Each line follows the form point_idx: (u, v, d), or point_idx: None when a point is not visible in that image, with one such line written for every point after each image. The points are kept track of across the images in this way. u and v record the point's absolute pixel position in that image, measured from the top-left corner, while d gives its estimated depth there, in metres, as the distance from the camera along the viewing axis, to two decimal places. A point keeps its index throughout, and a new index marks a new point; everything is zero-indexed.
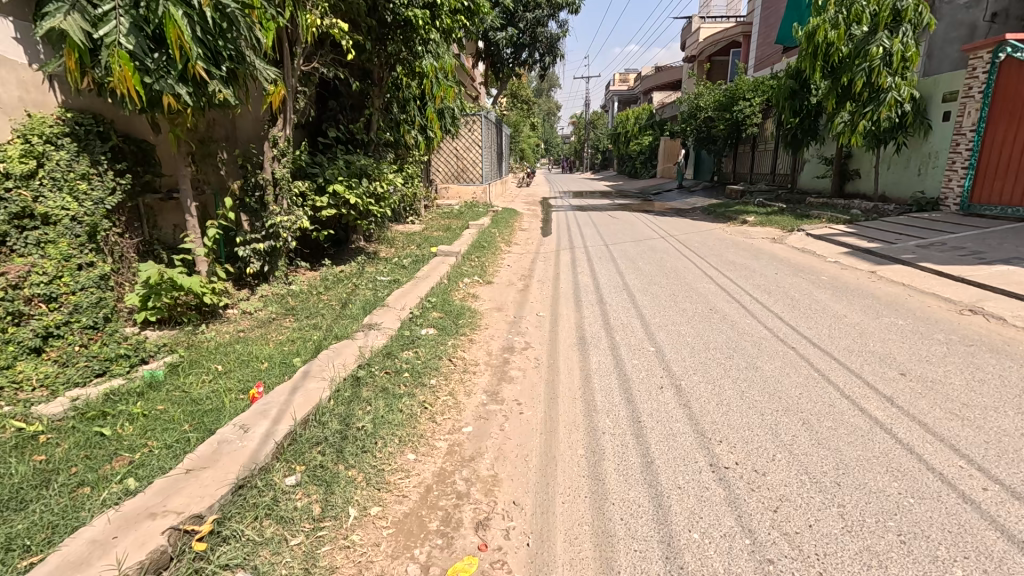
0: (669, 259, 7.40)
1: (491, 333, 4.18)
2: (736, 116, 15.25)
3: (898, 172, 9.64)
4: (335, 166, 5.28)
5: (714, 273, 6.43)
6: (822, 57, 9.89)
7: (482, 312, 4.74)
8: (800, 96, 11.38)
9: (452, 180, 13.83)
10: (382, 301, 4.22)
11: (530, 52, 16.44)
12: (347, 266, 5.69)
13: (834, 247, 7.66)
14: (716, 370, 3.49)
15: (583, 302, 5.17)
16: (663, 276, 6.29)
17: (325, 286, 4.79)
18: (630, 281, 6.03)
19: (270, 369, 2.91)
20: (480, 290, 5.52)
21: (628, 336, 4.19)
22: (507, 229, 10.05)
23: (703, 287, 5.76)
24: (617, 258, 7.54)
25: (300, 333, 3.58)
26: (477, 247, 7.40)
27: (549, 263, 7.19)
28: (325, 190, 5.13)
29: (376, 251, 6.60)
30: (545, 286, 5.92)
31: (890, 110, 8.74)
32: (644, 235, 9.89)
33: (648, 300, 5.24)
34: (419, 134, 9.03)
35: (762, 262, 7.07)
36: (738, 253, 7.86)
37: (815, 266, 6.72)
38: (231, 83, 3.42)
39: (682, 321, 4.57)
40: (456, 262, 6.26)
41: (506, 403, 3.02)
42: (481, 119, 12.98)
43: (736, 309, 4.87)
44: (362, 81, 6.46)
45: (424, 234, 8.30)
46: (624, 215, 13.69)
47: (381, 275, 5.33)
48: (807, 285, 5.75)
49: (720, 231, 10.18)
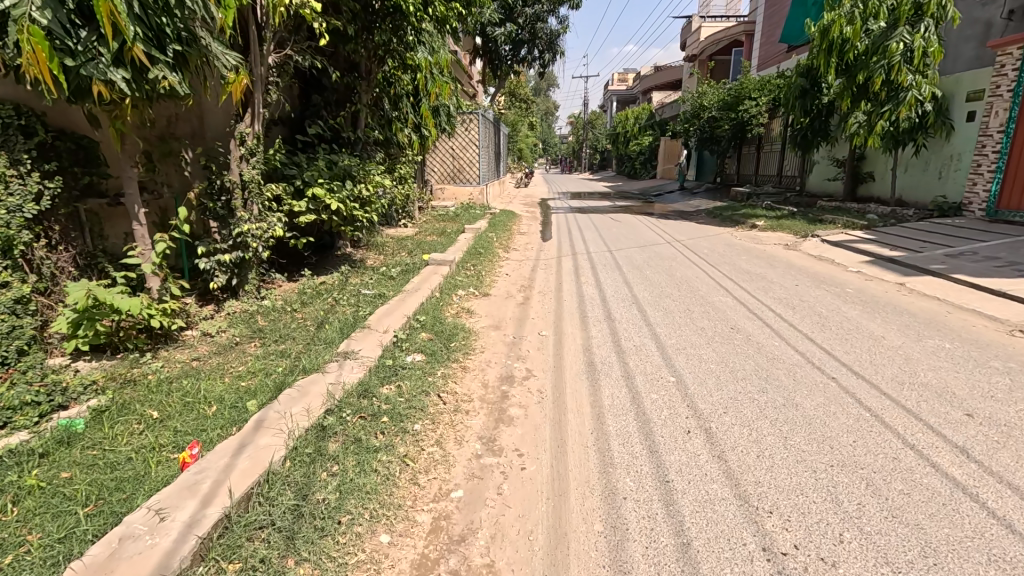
0: (679, 267, 6.90)
1: (487, 359, 3.67)
2: (742, 116, 14.79)
3: (917, 175, 9.18)
4: (317, 167, 4.77)
5: (729, 284, 5.94)
6: (837, 54, 9.44)
7: (477, 332, 4.23)
8: (811, 95, 10.95)
9: (449, 181, 13.31)
10: (364, 321, 3.73)
11: (529, 49, 15.95)
12: (329, 276, 5.17)
13: (854, 256, 7.19)
14: (749, 409, 2.99)
15: (590, 319, 4.66)
16: (675, 287, 5.80)
17: (302, 301, 4.29)
18: (640, 294, 5.52)
19: (216, 416, 2.39)
20: (476, 304, 5.02)
21: (643, 362, 3.69)
22: (506, 233, 9.54)
23: (720, 300, 5.26)
24: (623, 266, 7.04)
25: (264, 363, 3.05)
26: (473, 254, 6.90)
27: (551, 272, 6.68)
28: (304, 193, 4.62)
29: (363, 259, 6.08)
30: (547, 298, 5.41)
31: (910, 109, 8.29)
32: (649, 239, 9.40)
33: (662, 317, 4.74)
34: (412, 133, 8.50)
35: (779, 272, 6.58)
36: (752, 261, 7.37)
37: (837, 276, 6.23)
38: (181, 69, 2.89)
39: (702, 343, 4.08)
40: (450, 271, 5.75)
41: (505, 455, 2.51)
42: (478, 117, 12.48)
43: (760, 329, 4.37)
44: (348, 74, 5.94)
45: (417, 239, 7.77)
46: (626, 218, 13.20)
47: (367, 287, 4.83)
48: (834, 300, 5.26)
49: (729, 235, 9.70)
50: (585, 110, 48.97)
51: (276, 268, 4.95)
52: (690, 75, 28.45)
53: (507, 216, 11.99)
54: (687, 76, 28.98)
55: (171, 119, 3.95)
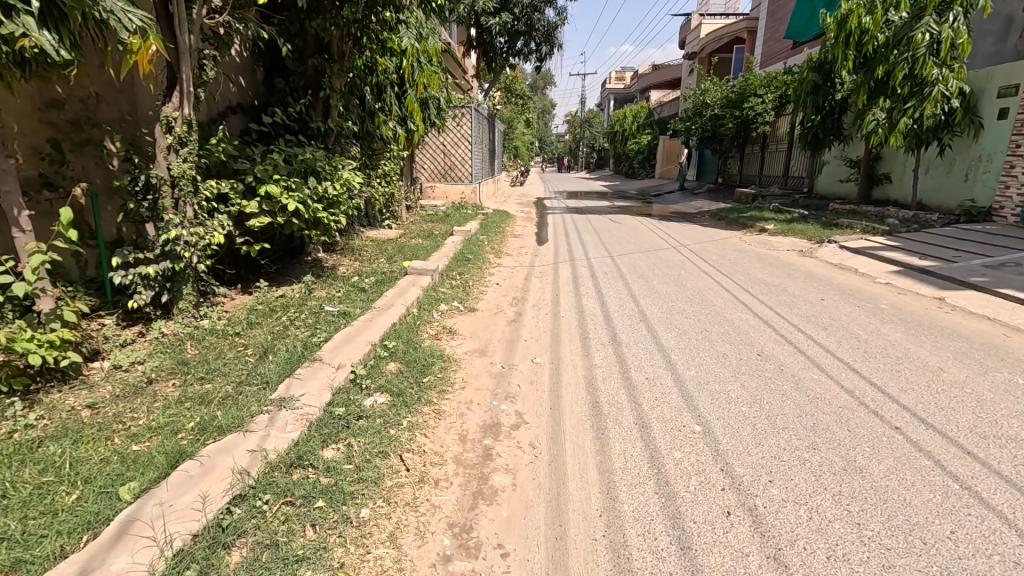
0: (688, 276, 6.24)
1: (468, 398, 2.98)
2: (746, 114, 14.16)
3: (940, 177, 8.56)
4: (272, 161, 4.08)
5: (747, 297, 5.28)
6: (854, 46, 8.85)
7: (458, 360, 3.53)
8: (823, 91, 10.32)
9: (439, 179, 12.58)
10: (318, 351, 3.04)
11: (525, 41, 15.28)
12: (289, 288, 4.47)
13: (880, 265, 6.55)
14: (801, 478, 2.32)
15: (592, 342, 3.98)
16: (686, 301, 5.14)
17: (251, 321, 3.59)
18: (648, 309, 4.85)
19: (71, 510, 1.68)
20: (459, 321, 4.33)
21: (658, 404, 3.01)
22: (498, 235, 8.84)
23: (739, 318, 4.60)
24: (627, 274, 6.38)
25: (173, 415, 2.35)
26: (460, 260, 6.20)
27: (547, 280, 6.01)
28: (257, 192, 3.92)
29: (334, 266, 5.37)
30: (542, 313, 4.73)
31: (935, 105, 7.66)
32: (653, 243, 8.74)
33: (675, 339, 4.07)
34: (397, 126, 7.79)
35: (800, 282, 5.93)
36: (767, 269, 6.70)
37: (866, 289, 5.59)
38: (57, 26, 2.17)
39: (727, 375, 3.41)
40: (432, 281, 5.04)
41: (483, 559, 1.83)
42: (471, 111, 11.79)
43: (792, 357, 3.70)
44: (318, 56, 5.23)
45: (399, 243, 7.06)
46: (626, 219, 12.54)
47: (331, 304, 4.12)
48: (870, 318, 4.61)
49: (737, 240, 9.06)
50: (582, 108, 48.29)
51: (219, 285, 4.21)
52: (689, 73, 27.81)
53: (501, 216, 11.28)
54: (686, 74, 28.39)
55: (89, 101, 3.25)
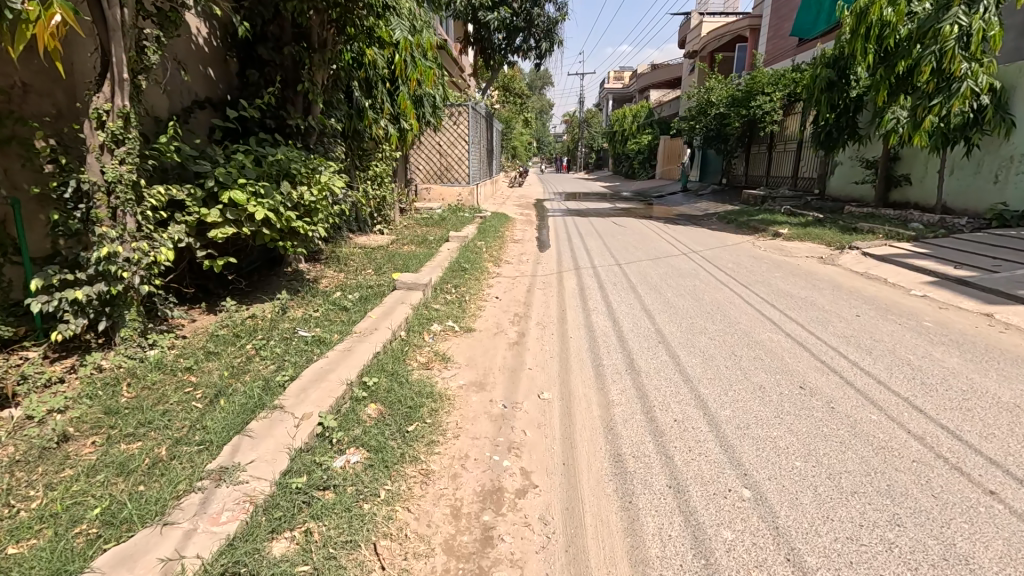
0: (705, 288, 5.72)
1: (463, 453, 2.44)
2: (754, 113, 13.66)
3: (966, 179, 8.09)
4: (239, 162, 3.54)
5: (774, 313, 4.77)
6: (874, 40, 8.36)
7: (452, 397, 2.99)
8: (839, 88, 9.82)
9: (435, 180, 12.03)
10: (281, 393, 2.50)
11: (524, 37, 14.75)
12: (261, 307, 3.93)
13: (910, 275, 6.05)
14: (892, 573, 1.80)
15: (607, 372, 3.46)
16: (707, 318, 4.63)
17: (208, 350, 3.06)
18: (666, 329, 4.34)
19: None
20: (454, 346, 3.80)
21: (694, 458, 2.49)
22: (497, 241, 8.32)
23: (770, 339, 4.09)
24: (638, 285, 5.87)
25: (79, 493, 1.80)
26: (456, 270, 5.67)
27: (551, 293, 5.48)
28: (218, 199, 3.38)
29: (317, 280, 4.84)
30: (548, 334, 4.20)
31: (964, 102, 7.17)
32: (662, 249, 8.22)
33: (701, 367, 3.55)
34: (389, 124, 7.27)
35: (828, 295, 5.42)
36: (789, 279, 6.19)
37: (903, 303, 5.08)
38: None
39: (770, 416, 2.89)
40: (424, 297, 4.50)
41: None
42: (468, 110, 11.27)
43: (840, 391, 3.19)
44: (297, 45, 4.69)
45: (390, 250, 6.51)
46: (629, 222, 12.02)
47: (305, 326, 3.59)
48: (917, 338, 4.10)
49: (751, 245, 8.55)
50: (581, 107, 47.83)
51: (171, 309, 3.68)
52: (691, 72, 27.32)
53: (500, 220, 10.77)
54: (687, 73, 27.92)
55: (13, 92, 2.71)
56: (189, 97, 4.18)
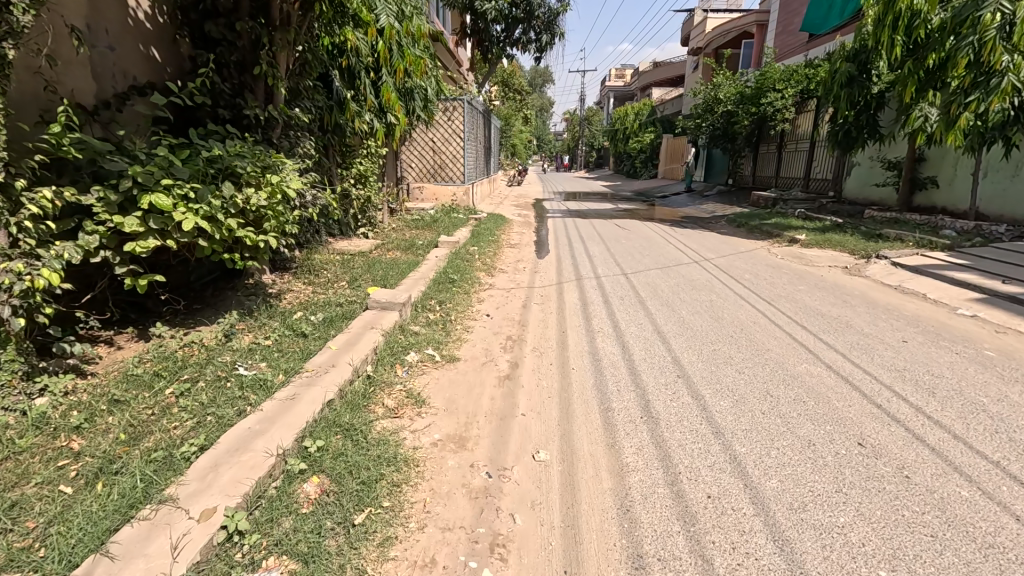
0: (724, 304, 5.07)
1: (428, 559, 1.79)
2: (764, 110, 13.01)
3: (1002, 182, 7.46)
4: (165, 159, 2.88)
5: (807, 338, 4.12)
6: (903, 30, 7.71)
7: (421, 462, 2.34)
8: (859, 83, 9.17)
9: (429, 179, 11.35)
10: (179, 473, 1.84)
11: (523, 30, 14.09)
12: (200, 333, 3.26)
13: (952, 290, 5.40)
14: None
15: (618, 422, 2.82)
16: (731, 345, 3.98)
17: (113, 398, 2.41)
18: (685, 359, 3.70)
19: None
20: (433, 383, 3.14)
21: (741, 565, 1.84)
22: (491, 246, 7.67)
23: (809, 374, 3.45)
24: (647, 300, 5.21)
25: None
26: (442, 281, 5.01)
27: (550, 309, 4.82)
28: (137, 204, 2.72)
29: (278, 296, 4.17)
30: (546, 365, 3.55)
31: (1005, 99, 6.47)
32: (671, 256, 7.56)
33: (733, 415, 2.91)
34: (374, 118, 6.61)
35: (865, 314, 4.77)
36: (817, 294, 5.53)
37: (953, 325, 4.44)
38: None
39: (831, 491, 2.25)
40: (402, 318, 3.84)
41: None
42: (463, 105, 10.62)
43: (910, 451, 2.54)
44: (254, 21, 4.03)
45: (370, 258, 5.84)
46: (633, 224, 11.35)
47: (249, 361, 2.93)
48: (985, 373, 3.46)
49: (767, 252, 7.89)
50: (581, 105, 47.04)
51: (87, 338, 3.04)
52: (694, 70, 26.66)
53: (495, 222, 10.11)
54: (690, 69, 27.22)
55: None
56: (120, 83, 3.51)
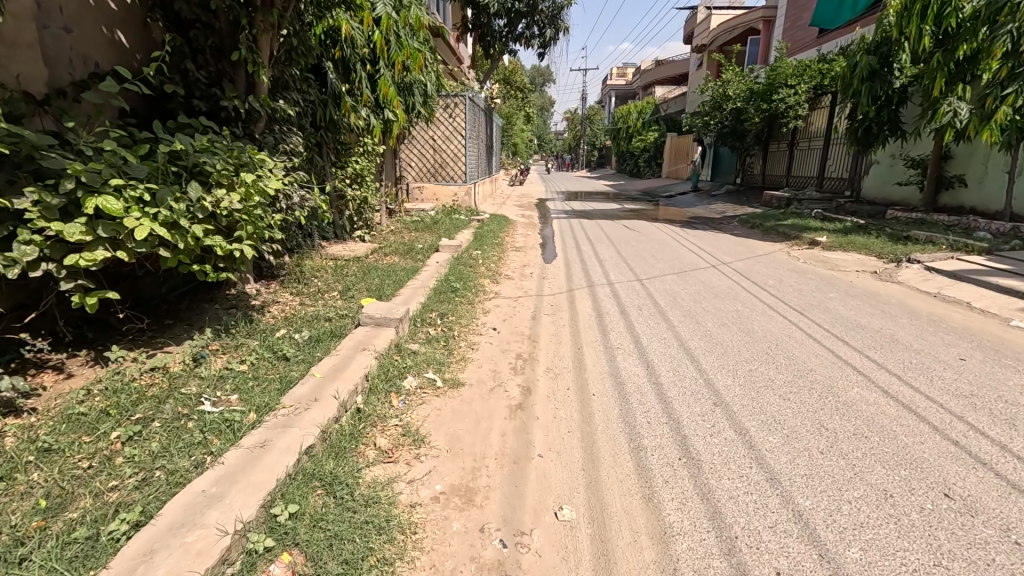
0: (751, 315, 4.63)
1: None
2: (776, 107, 12.57)
3: None
4: (118, 155, 2.43)
5: (853, 357, 3.67)
6: (932, 20, 7.26)
7: (419, 526, 1.90)
8: (881, 77, 8.73)
9: (429, 178, 10.92)
10: (100, 567, 1.41)
11: (527, 24, 13.66)
12: (165, 356, 2.83)
13: (999, 299, 4.96)
14: None
15: (653, 466, 2.38)
16: (769, 364, 3.54)
17: (44, 445, 1.97)
18: (720, 382, 3.25)
19: None
20: (432, 416, 2.70)
21: None
22: (495, 249, 7.24)
23: (864, 401, 3.01)
24: (667, 310, 4.77)
25: None
26: (443, 290, 4.58)
27: (562, 322, 4.38)
28: (82, 208, 2.27)
29: (260, 311, 3.73)
30: (562, 391, 3.10)
31: None
32: (686, 260, 7.11)
33: (787, 455, 2.48)
34: (370, 114, 6.18)
35: (910, 326, 4.33)
36: (850, 302, 5.09)
37: (1012, 340, 4.00)
38: None
39: (930, 564, 1.81)
40: (398, 336, 3.41)
41: None
42: (464, 101, 10.20)
43: (1011, 506, 2.10)
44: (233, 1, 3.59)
45: (366, 264, 5.41)
46: (641, 225, 10.92)
47: (218, 393, 2.49)
48: None
49: (786, 255, 7.45)
50: (583, 104, 46.60)
51: (32, 362, 2.61)
52: (699, 67, 26.23)
53: (499, 223, 9.69)
54: (695, 67, 26.79)
55: None
56: (77, 69, 3.07)
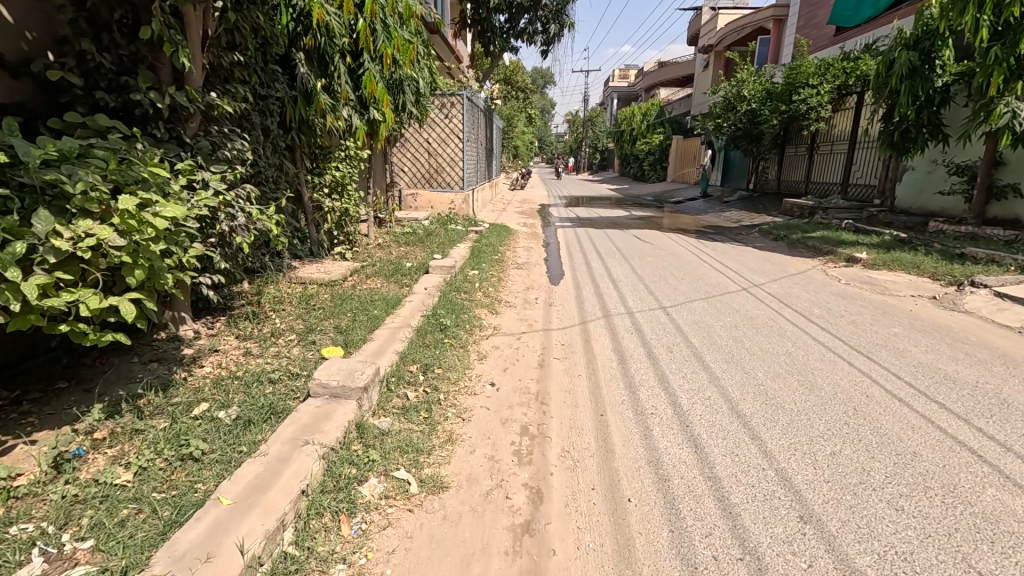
0: (810, 361, 3.76)
1: None
2: (796, 108, 11.71)
3: None
4: None
5: (964, 431, 2.79)
6: (992, 8, 6.40)
7: None
8: (922, 75, 7.86)
9: (423, 184, 10.03)
10: None
11: (529, 18, 12.80)
12: (13, 460, 1.95)
13: None
14: None
15: None
16: (858, 445, 2.66)
17: None
18: (799, 478, 2.38)
19: None
20: (397, 555, 1.82)
21: None
22: (495, 268, 6.38)
23: (1010, 513, 2.15)
24: (705, 352, 3.90)
25: None
26: (430, 331, 3.70)
27: (577, 372, 3.50)
28: None
29: (184, 367, 2.86)
30: (585, 497, 2.22)
31: None
32: (712, 281, 6.25)
33: None
34: (351, 114, 5.32)
35: (1013, 378, 3.47)
36: (921, 340, 4.23)
37: None
38: None
39: None
40: (363, 410, 2.54)
41: None
42: (462, 100, 9.36)
43: None
44: None
45: (340, 290, 4.55)
46: (653, 236, 10.04)
47: (63, 538, 1.61)
48: None
49: (824, 275, 6.59)
50: (585, 106, 45.77)
51: None
52: (705, 67, 25.45)
53: (499, 234, 8.82)
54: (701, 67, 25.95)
55: None
56: None
